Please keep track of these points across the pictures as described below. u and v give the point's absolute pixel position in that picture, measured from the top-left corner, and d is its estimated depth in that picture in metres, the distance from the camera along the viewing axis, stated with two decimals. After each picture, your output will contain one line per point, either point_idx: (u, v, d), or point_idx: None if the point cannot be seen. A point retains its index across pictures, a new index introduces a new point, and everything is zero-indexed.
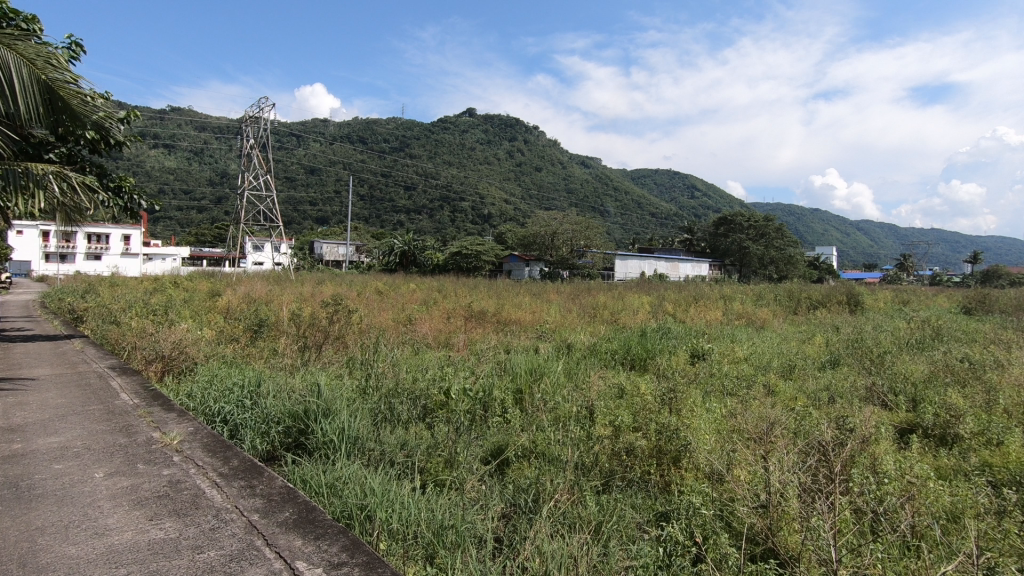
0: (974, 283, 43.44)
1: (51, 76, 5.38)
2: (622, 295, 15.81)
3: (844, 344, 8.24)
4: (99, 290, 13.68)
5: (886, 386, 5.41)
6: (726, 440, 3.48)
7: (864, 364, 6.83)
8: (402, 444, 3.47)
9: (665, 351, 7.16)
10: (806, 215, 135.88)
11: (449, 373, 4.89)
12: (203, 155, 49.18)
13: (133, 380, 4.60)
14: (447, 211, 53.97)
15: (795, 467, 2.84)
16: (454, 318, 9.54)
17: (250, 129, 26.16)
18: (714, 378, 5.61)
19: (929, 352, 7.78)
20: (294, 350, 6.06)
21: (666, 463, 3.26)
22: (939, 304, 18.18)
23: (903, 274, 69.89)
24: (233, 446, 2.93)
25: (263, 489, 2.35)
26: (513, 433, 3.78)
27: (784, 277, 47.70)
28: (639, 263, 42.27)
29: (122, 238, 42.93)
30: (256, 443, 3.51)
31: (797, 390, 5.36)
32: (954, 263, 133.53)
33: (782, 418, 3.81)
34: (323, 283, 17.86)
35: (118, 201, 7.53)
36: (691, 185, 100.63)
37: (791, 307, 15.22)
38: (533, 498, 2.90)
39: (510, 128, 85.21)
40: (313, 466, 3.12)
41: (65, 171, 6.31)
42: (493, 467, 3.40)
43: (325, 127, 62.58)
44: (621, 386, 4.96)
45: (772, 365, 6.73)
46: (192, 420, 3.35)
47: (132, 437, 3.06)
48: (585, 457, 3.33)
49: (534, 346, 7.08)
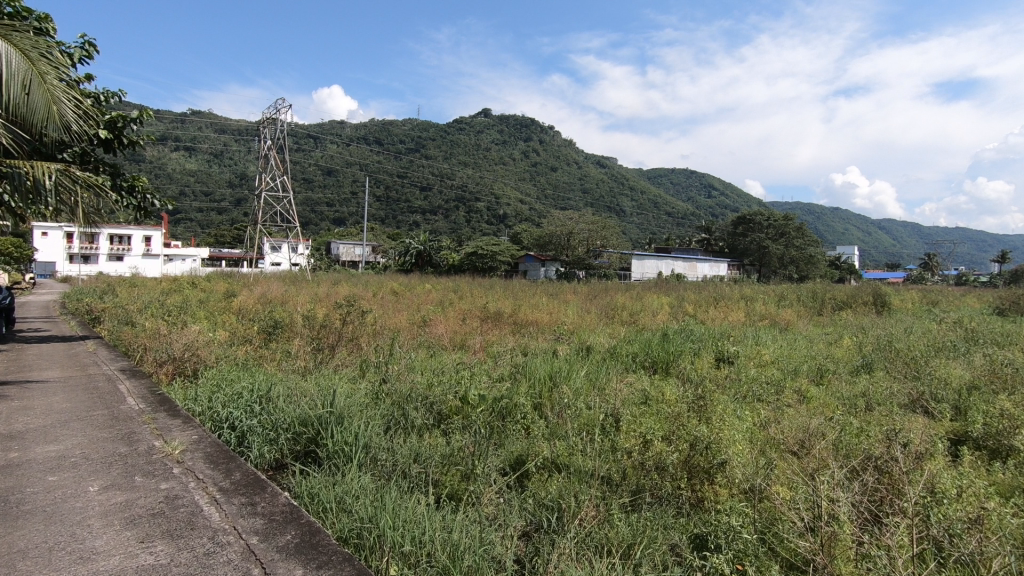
0: (1002, 284, 42.33)
1: (36, 69, 5.19)
2: (640, 296, 15.50)
3: (874, 347, 7.92)
4: (117, 291, 13.76)
5: (926, 389, 5.12)
6: (762, 453, 3.28)
7: (898, 369, 6.51)
8: (416, 455, 3.27)
9: (688, 353, 6.90)
10: (826, 214, 133.49)
11: (467, 378, 4.73)
12: (223, 157, 49.78)
13: (141, 384, 4.47)
14: (463, 211, 53.93)
15: (842, 486, 2.61)
16: (469, 318, 9.40)
17: (268, 131, 26.25)
18: (743, 383, 5.35)
19: (966, 355, 7.42)
20: (307, 353, 5.95)
21: (698, 478, 3.01)
22: (969, 305, 17.62)
23: (929, 273, 68.34)
24: (236, 457, 2.76)
25: (265, 507, 2.17)
26: (533, 444, 3.58)
27: (804, 277, 46.86)
28: (656, 262, 41.39)
29: (142, 240, 43.52)
30: (263, 450, 3.36)
31: (831, 397, 5.08)
32: (980, 263, 130.16)
33: (825, 428, 3.57)
34: (337, 285, 17.52)
35: (131, 200, 7.37)
36: (708, 184, 99.52)
37: (814, 308, 14.85)
38: (557, 515, 2.70)
39: (526, 128, 85.01)
40: (322, 478, 2.95)
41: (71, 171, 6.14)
42: (513, 480, 3.20)
43: (342, 128, 62.93)
44: (645, 391, 4.75)
45: (802, 369, 6.43)
46: (196, 427, 3.21)
47: (133, 446, 2.92)
48: (612, 472, 3.10)
49: (553, 348, 6.84)
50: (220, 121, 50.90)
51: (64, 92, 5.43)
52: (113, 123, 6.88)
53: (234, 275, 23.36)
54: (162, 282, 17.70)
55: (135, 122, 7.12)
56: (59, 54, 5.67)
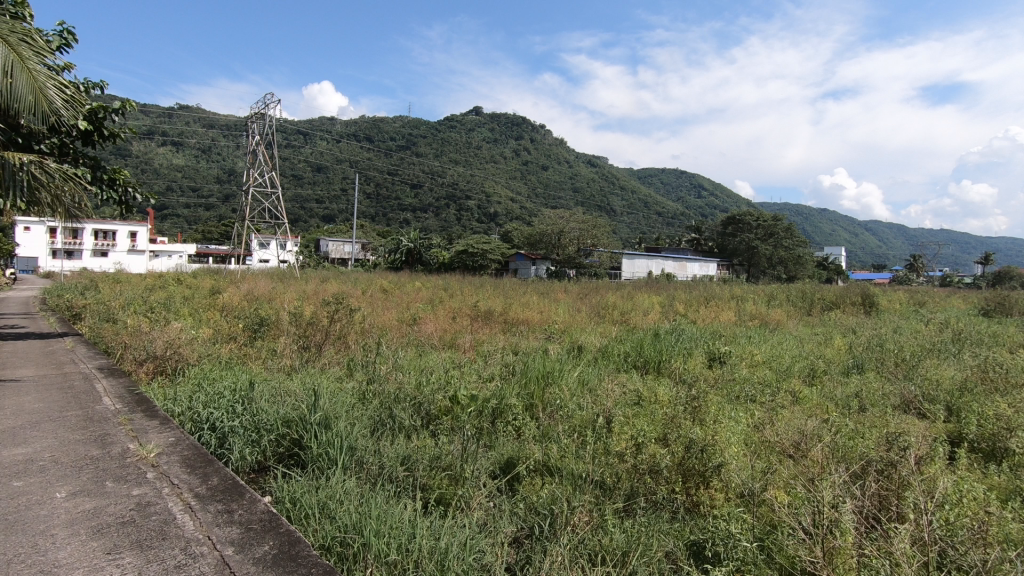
0: (985, 286, 42.95)
1: (15, 55, 5.03)
2: (631, 295, 15.41)
3: (864, 348, 7.90)
4: (100, 287, 13.49)
5: (919, 390, 5.08)
6: (759, 457, 3.22)
7: (890, 369, 6.48)
8: (404, 458, 3.16)
9: (680, 353, 6.84)
10: (814, 215, 134.65)
11: (456, 378, 4.63)
12: (211, 153, 49.19)
13: (118, 383, 4.32)
14: (453, 209, 53.26)
15: (841, 490, 2.55)
16: (459, 317, 9.27)
17: (256, 126, 25.90)
18: (735, 384, 5.30)
19: (955, 356, 7.43)
20: (294, 351, 5.81)
21: (694, 482, 2.94)
22: (956, 307, 17.75)
23: (914, 275, 69.14)
24: (215, 460, 2.64)
25: (241, 515, 2.06)
26: (524, 446, 3.49)
27: (793, 277, 47.18)
28: (647, 262, 41.37)
29: (127, 236, 42.90)
30: (244, 453, 3.24)
31: (824, 397, 5.05)
32: (964, 264, 131.95)
33: (821, 430, 3.52)
34: (325, 282, 17.10)
35: (111, 194, 7.09)
36: (698, 184, 100.01)
37: (803, 308, 14.87)
38: (549, 521, 2.61)
39: (518, 127, 84.67)
40: (305, 483, 2.84)
41: (44, 164, 5.90)
42: (503, 484, 3.11)
43: (332, 124, 62.43)
44: (637, 392, 4.68)
45: (795, 369, 6.38)
46: (174, 429, 3.07)
47: (106, 448, 2.78)
48: (605, 475, 3.02)
49: (543, 348, 6.74)
50: (208, 117, 50.29)
51: (46, 76, 5.32)
52: (93, 115, 6.61)
53: (221, 272, 23.00)
54: (147, 278, 17.40)
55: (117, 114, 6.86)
56: (36, 36, 5.49)
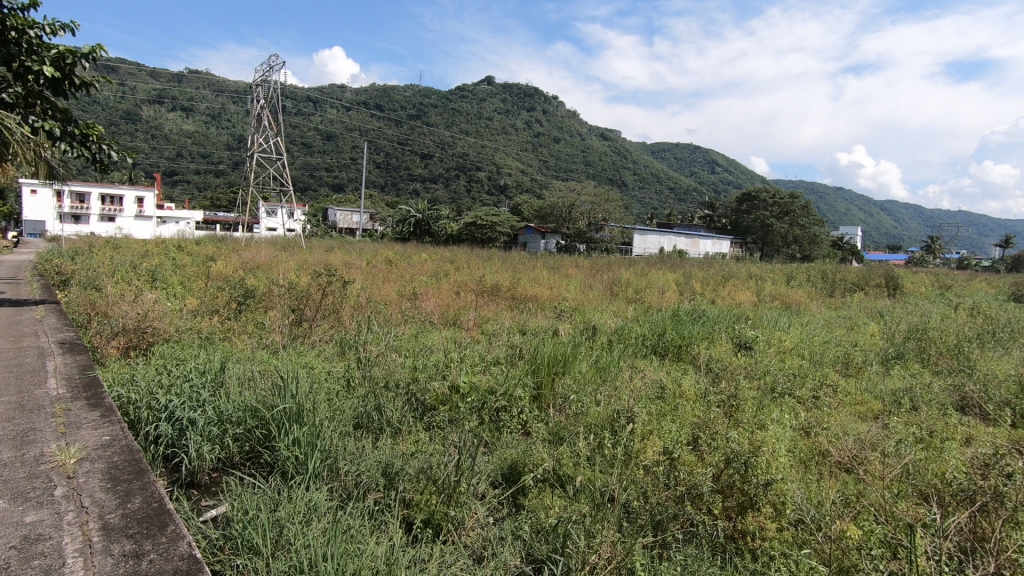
0: (1005, 271, 41.69)
1: None
2: (646, 272, 14.76)
3: (902, 335, 7.24)
4: (95, 252, 13.04)
5: (974, 386, 4.50)
6: (813, 477, 2.69)
7: (936, 363, 5.84)
8: (386, 465, 2.62)
9: (703, 337, 6.24)
10: (831, 194, 132.13)
11: (457, 362, 4.13)
12: (220, 118, 48.39)
13: (73, 362, 3.80)
14: (463, 180, 52.13)
15: (934, 539, 1.97)
16: (464, 292, 8.70)
17: (260, 91, 24.91)
18: (767, 374, 4.74)
19: (1002, 348, 6.75)
20: (284, 325, 5.31)
21: (742, 506, 2.38)
22: (983, 292, 16.90)
23: (932, 256, 67.43)
24: (146, 472, 2.11)
25: (154, 560, 1.55)
26: (531, 449, 2.97)
27: (807, 256, 46.03)
28: (659, 238, 40.36)
29: (134, 201, 42.68)
30: (200, 452, 2.73)
31: (870, 395, 4.44)
32: (981, 246, 129.43)
33: (885, 440, 2.99)
34: (330, 252, 16.55)
35: (84, 151, 6.28)
36: (712, 160, 97.94)
37: (826, 290, 14.16)
38: (564, 557, 2.10)
39: (531, 97, 82.32)
40: (265, 496, 2.32)
41: None
42: (506, 497, 2.61)
43: (342, 92, 61.21)
44: (661, 383, 4.16)
45: (827, 358, 5.79)
46: (113, 424, 2.57)
47: (19, 451, 2.27)
48: (632, 493, 2.45)
49: (554, 327, 6.25)
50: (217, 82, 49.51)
51: None
52: (54, 58, 5.79)
53: (225, 239, 22.49)
54: (148, 244, 16.97)
55: (84, 58, 6.00)
56: None
